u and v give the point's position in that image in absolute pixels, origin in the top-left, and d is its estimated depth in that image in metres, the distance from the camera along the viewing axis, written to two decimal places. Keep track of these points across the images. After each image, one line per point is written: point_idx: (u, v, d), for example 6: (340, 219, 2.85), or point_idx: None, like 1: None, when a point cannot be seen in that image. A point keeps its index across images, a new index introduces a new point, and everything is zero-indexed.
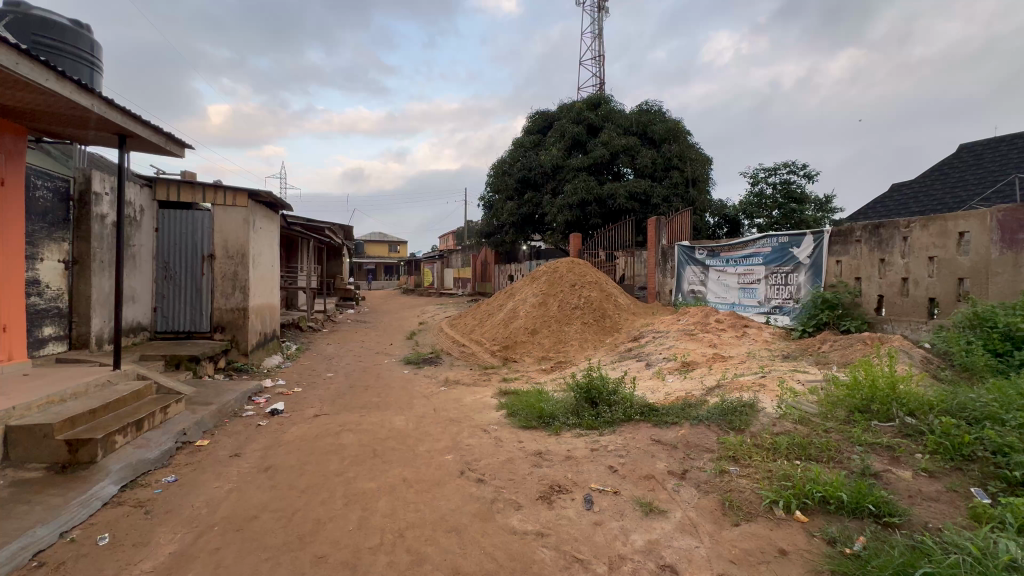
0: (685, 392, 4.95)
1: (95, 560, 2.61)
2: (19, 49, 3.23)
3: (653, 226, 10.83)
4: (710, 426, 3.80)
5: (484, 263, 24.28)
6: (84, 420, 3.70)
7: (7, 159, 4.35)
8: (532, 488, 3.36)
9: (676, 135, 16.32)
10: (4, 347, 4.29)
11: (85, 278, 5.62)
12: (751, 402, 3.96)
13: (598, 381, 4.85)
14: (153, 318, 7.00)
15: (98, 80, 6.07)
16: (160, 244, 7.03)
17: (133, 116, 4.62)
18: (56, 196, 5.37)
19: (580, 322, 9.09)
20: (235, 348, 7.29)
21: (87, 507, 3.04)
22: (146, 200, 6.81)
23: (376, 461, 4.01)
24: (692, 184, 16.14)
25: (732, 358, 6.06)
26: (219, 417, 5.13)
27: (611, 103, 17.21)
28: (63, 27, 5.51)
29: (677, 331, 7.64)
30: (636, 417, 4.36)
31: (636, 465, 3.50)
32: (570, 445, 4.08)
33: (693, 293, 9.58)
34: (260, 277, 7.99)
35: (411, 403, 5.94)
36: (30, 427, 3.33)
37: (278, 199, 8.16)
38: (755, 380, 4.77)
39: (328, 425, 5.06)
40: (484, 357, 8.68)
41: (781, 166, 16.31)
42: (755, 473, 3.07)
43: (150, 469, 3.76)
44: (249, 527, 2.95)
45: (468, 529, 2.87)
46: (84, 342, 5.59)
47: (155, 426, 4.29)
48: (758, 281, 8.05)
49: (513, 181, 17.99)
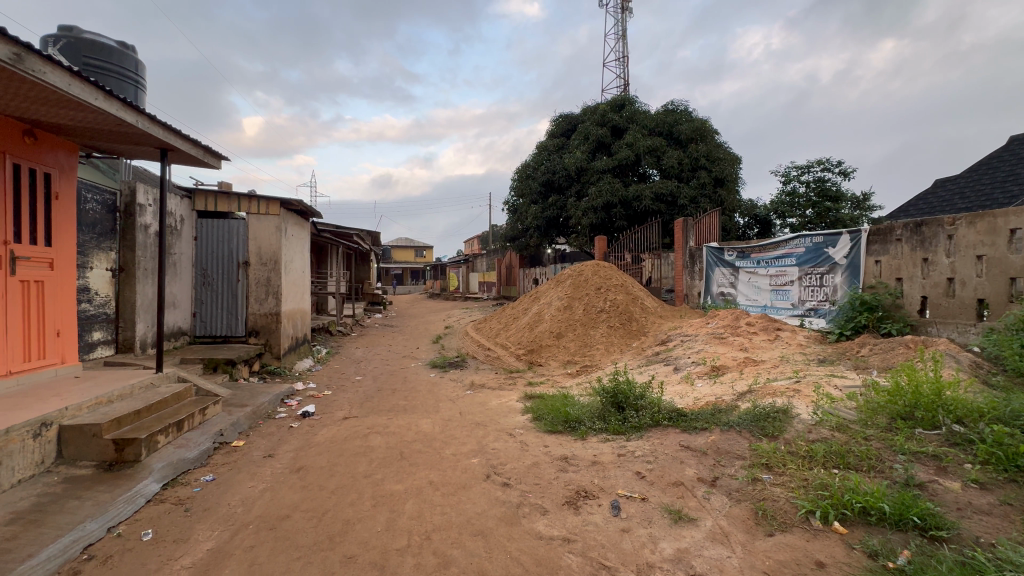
0: (715, 397, 4.82)
1: (140, 555, 2.73)
2: (72, 71, 3.44)
3: (680, 227, 10.64)
4: (741, 432, 3.69)
5: (509, 267, 24.33)
6: (129, 420, 3.88)
7: (61, 174, 4.65)
8: (558, 493, 3.34)
9: (703, 135, 16.10)
10: (58, 350, 4.54)
11: (130, 285, 5.92)
12: (784, 408, 3.84)
13: (625, 385, 4.80)
14: (192, 323, 7.30)
15: (143, 98, 6.39)
16: (199, 252, 7.34)
17: (174, 131, 4.85)
18: (105, 208, 5.68)
19: (606, 325, 9.00)
20: (268, 352, 7.52)
21: (131, 504, 3.19)
22: (186, 210, 7.14)
23: (403, 463, 4.07)
24: (720, 184, 15.81)
25: (765, 362, 5.88)
26: (254, 419, 5.32)
27: (636, 104, 17.09)
28: (110, 48, 5.84)
29: (706, 335, 7.47)
30: (665, 422, 4.29)
31: (665, 471, 3.44)
32: (596, 450, 4.04)
33: (722, 296, 9.34)
34: (292, 283, 8.23)
35: (438, 406, 6.00)
36: (81, 426, 3.52)
37: (309, 207, 8.42)
38: (789, 385, 4.61)
39: (357, 427, 5.18)
40: (510, 361, 8.68)
41: (814, 163, 15.83)
42: (790, 481, 2.96)
43: (190, 468, 3.92)
44: (281, 527, 3.03)
45: (494, 532, 2.88)
46: (129, 346, 5.89)
47: (194, 427, 4.47)
48: (791, 282, 7.79)
49: (537, 184, 18.03)
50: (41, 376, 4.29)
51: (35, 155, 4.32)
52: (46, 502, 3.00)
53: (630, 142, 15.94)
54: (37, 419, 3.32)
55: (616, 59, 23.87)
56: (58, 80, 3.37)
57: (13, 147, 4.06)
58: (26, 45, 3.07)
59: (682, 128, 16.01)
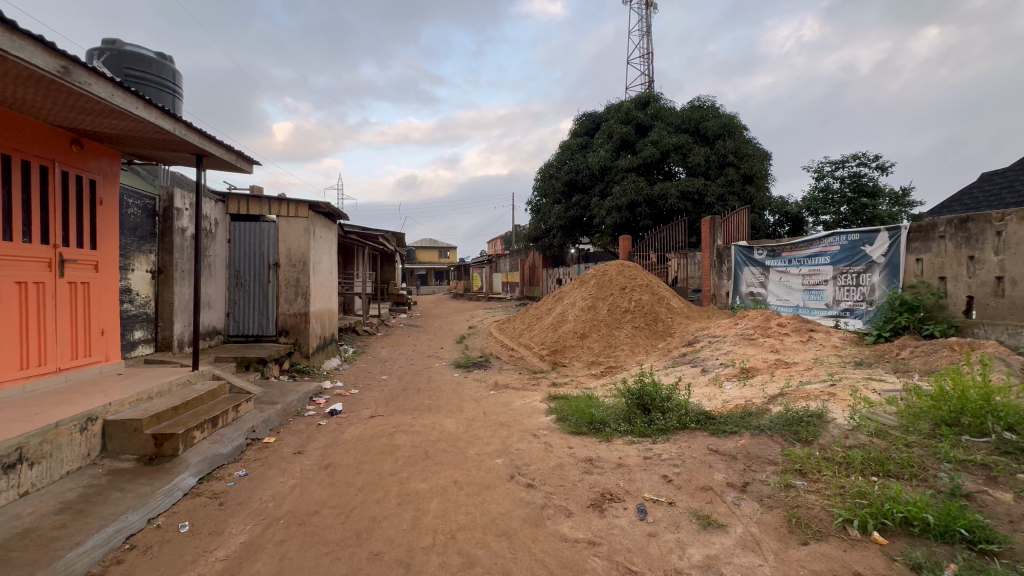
0: (744, 400, 4.69)
1: (177, 546, 2.84)
2: (114, 81, 3.59)
3: (708, 226, 10.42)
4: (773, 436, 3.58)
5: (532, 267, 24.30)
6: (167, 416, 4.03)
7: (105, 180, 4.87)
8: (583, 495, 3.30)
9: (731, 131, 15.70)
10: (102, 348, 4.76)
11: (168, 286, 6.17)
12: (819, 412, 3.70)
13: (651, 387, 4.72)
14: (226, 322, 7.55)
15: (179, 106, 6.64)
16: (232, 254, 7.58)
17: (209, 137, 5.02)
18: (145, 212, 5.93)
19: (631, 326, 8.88)
20: (297, 351, 7.72)
21: (170, 497, 3.32)
22: (220, 214, 7.40)
23: (428, 462, 4.11)
24: (749, 181, 15.39)
25: (797, 365, 5.69)
26: (285, 416, 5.46)
27: (661, 102, 16.82)
28: (149, 59, 6.09)
29: (735, 336, 7.28)
30: (692, 425, 4.20)
31: (693, 475, 3.36)
32: (622, 452, 3.98)
33: (752, 296, 9.09)
34: (320, 284, 8.42)
35: (462, 406, 6.04)
36: (123, 422, 3.67)
37: (336, 209, 8.60)
38: (824, 388, 4.44)
39: (383, 426, 5.25)
40: (533, 361, 8.66)
41: (849, 157, 15.27)
42: (825, 488, 2.85)
43: (224, 463, 4.05)
44: (311, 522, 3.10)
45: (518, 533, 2.87)
46: (168, 345, 6.14)
47: (228, 423, 4.62)
48: (826, 281, 7.52)
49: (560, 184, 17.95)
50: (86, 373, 4.52)
51: (81, 163, 4.54)
52: (91, 493, 3.14)
53: (656, 140, 15.68)
54: (84, 414, 3.48)
55: (641, 56, 23.60)
56: (102, 90, 3.52)
57: (60, 155, 4.27)
58: (73, 58, 3.23)
59: (709, 124, 15.66)
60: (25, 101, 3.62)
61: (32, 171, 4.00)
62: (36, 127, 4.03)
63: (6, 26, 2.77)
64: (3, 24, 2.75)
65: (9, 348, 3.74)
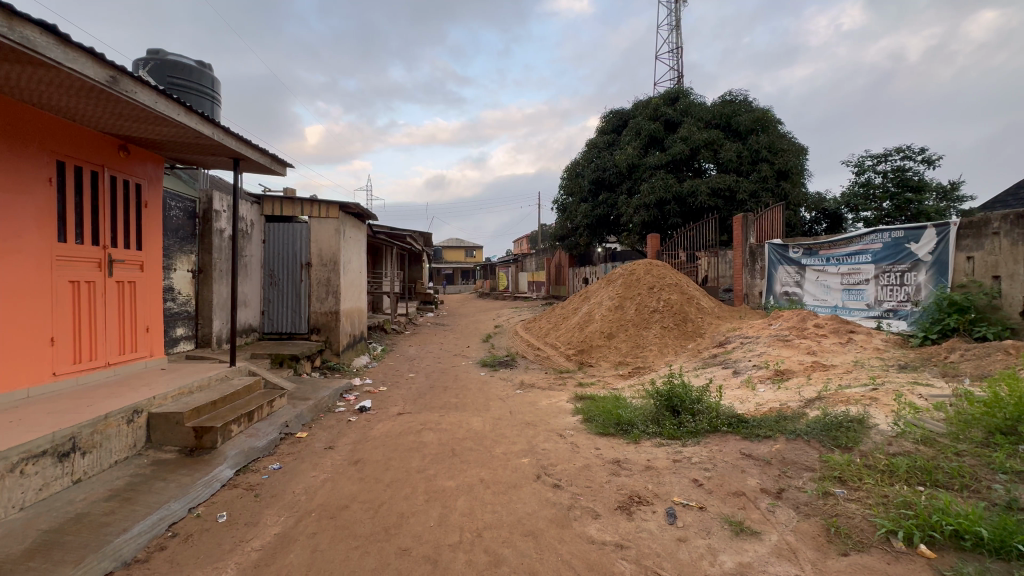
0: (779, 403, 4.53)
1: (216, 536, 2.95)
2: (158, 89, 3.76)
3: (740, 224, 10.13)
4: (810, 442, 3.45)
5: (558, 267, 24.19)
6: (206, 409, 4.21)
7: (149, 184, 5.10)
8: (610, 497, 3.26)
9: (765, 125, 15.23)
10: (147, 344, 5.00)
11: (207, 285, 6.43)
12: (860, 417, 3.54)
13: (681, 389, 4.61)
14: (261, 320, 7.81)
15: (218, 112, 6.90)
16: (267, 254, 7.84)
17: (245, 141, 5.20)
18: (186, 214, 6.19)
19: (659, 326, 8.72)
20: (328, 348, 7.91)
21: (209, 487, 3.46)
22: (256, 215, 7.66)
23: (455, 460, 4.14)
24: (784, 176, 14.86)
25: (835, 367, 5.45)
26: (316, 412, 5.62)
27: (690, 98, 16.49)
28: (190, 68, 6.35)
29: (768, 337, 7.05)
30: (723, 429, 4.09)
31: (724, 479, 3.27)
32: (650, 454, 3.92)
33: (787, 296, 8.80)
34: (349, 283, 8.60)
35: (488, 405, 6.05)
36: (167, 414, 3.85)
37: (365, 209, 8.77)
38: (865, 392, 4.24)
39: (411, 423, 5.33)
40: (559, 361, 8.62)
41: (893, 151, 14.57)
42: (866, 497, 2.72)
43: (259, 456, 4.20)
44: (341, 516, 3.17)
45: (545, 534, 2.86)
46: (207, 341, 6.41)
47: (263, 418, 4.78)
48: (866, 281, 7.21)
49: (587, 182, 17.80)
50: (133, 367, 4.75)
51: (128, 168, 4.77)
52: (137, 481, 3.30)
53: (685, 136, 15.34)
54: (131, 407, 3.67)
55: (670, 51, 23.22)
56: (147, 98, 3.68)
57: (109, 161, 4.51)
58: (121, 68, 3.39)
59: (741, 118, 15.22)
60: (77, 110, 3.83)
61: (84, 176, 4.23)
62: (87, 135, 4.25)
63: (60, 39, 2.93)
64: (57, 37, 2.91)
65: (64, 343, 3.96)
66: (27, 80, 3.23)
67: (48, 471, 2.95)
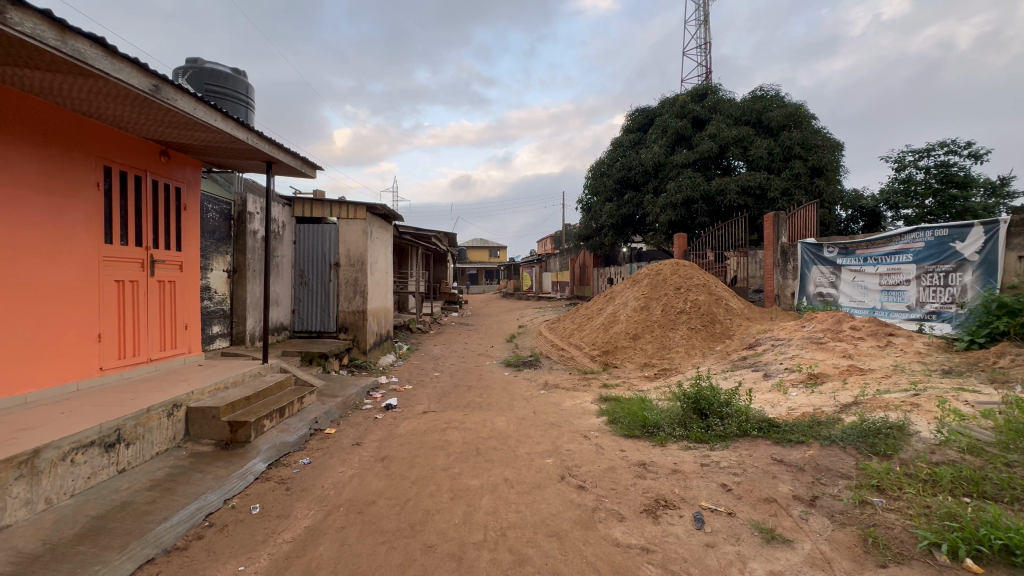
0: (812, 408, 4.37)
1: (251, 526, 3.05)
2: (196, 96, 3.91)
3: (771, 222, 9.84)
4: (846, 449, 3.33)
5: (583, 267, 24.04)
6: (241, 404, 4.36)
7: (188, 188, 5.32)
8: (636, 500, 3.22)
9: (798, 121, 14.75)
10: (186, 341, 5.21)
11: (242, 284, 6.67)
12: (900, 424, 3.39)
13: (709, 391, 4.51)
14: (292, 318, 8.04)
15: (252, 117, 7.14)
16: (297, 255, 8.06)
17: (278, 145, 5.36)
18: (222, 216, 6.42)
19: (687, 327, 8.55)
20: (356, 347, 8.07)
21: (243, 480, 3.59)
22: (287, 217, 7.89)
23: (479, 459, 4.17)
24: (819, 173, 14.34)
25: (873, 372, 5.24)
26: (344, 409, 5.75)
27: (719, 94, 16.16)
28: (225, 75, 6.58)
29: (801, 339, 6.83)
30: (753, 433, 3.99)
31: (754, 485, 3.19)
32: (677, 457, 3.85)
33: (821, 297, 8.50)
34: (376, 283, 8.75)
35: (512, 405, 6.06)
36: (203, 408, 4.00)
37: (392, 210, 8.91)
38: (905, 398, 4.06)
39: (435, 421, 5.38)
40: (584, 361, 8.57)
41: (936, 145, 13.90)
42: (907, 508, 2.61)
43: (290, 451, 4.33)
44: (368, 511, 3.23)
45: (569, 535, 2.85)
46: (241, 339, 6.65)
47: (294, 414, 4.92)
48: (907, 281, 6.89)
49: (612, 181, 17.60)
50: (173, 363, 4.96)
51: (168, 172, 4.98)
52: (177, 472, 3.44)
53: (713, 133, 15.02)
54: (171, 401, 3.83)
55: (698, 46, 22.78)
56: (186, 105, 3.84)
57: (150, 165, 4.71)
58: (162, 77, 3.54)
59: (773, 114, 14.80)
60: (121, 118, 4.02)
61: (128, 181, 4.43)
62: (131, 141, 4.46)
63: (107, 51, 3.08)
64: (104, 49, 3.06)
65: (110, 339, 4.17)
66: (77, 89, 3.41)
67: (96, 460, 3.10)
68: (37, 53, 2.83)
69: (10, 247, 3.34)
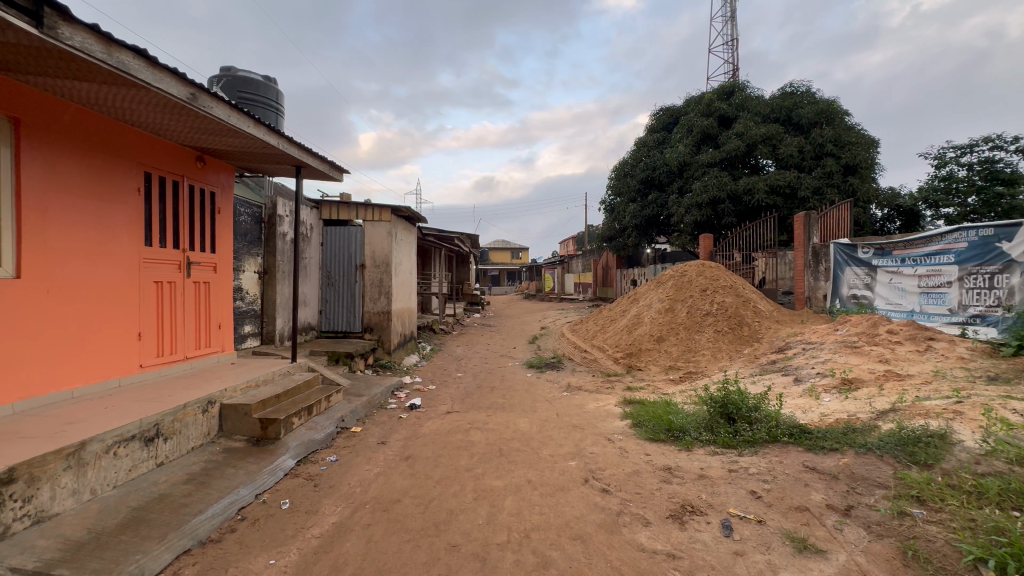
0: (847, 415, 4.21)
1: (281, 521, 3.14)
2: (230, 104, 4.04)
3: (802, 222, 9.57)
4: (883, 457, 3.21)
5: (606, 268, 23.84)
6: (271, 402, 4.48)
7: (222, 192, 5.50)
8: (661, 505, 3.17)
9: (830, 117, 14.30)
10: (220, 340, 5.40)
11: (272, 285, 6.86)
12: (942, 432, 3.23)
13: (737, 396, 4.41)
14: (319, 319, 8.22)
15: (282, 123, 7.35)
16: (325, 256, 8.24)
17: (307, 150, 5.50)
18: (253, 219, 6.62)
19: (713, 330, 8.38)
20: (381, 347, 8.20)
21: (273, 476, 3.70)
22: (315, 219, 8.07)
23: (502, 460, 4.18)
24: (852, 171, 13.86)
25: (912, 378, 5.02)
26: (370, 408, 5.85)
27: (746, 91, 15.82)
28: (256, 82, 6.78)
29: (834, 343, 6.60)
30: (784, 439, 3.87)
31: (785, 493, 3.11)
32: (704, 463, 3.78)
33: (855, 299, 8.22)
34: (400, 284, 8.88)
35: (534, 407, 6.05)
36: (235, 405, 4.13)
37: (416, 212, 9.03)
38: (947, 405, 3.88)
39: (459, 422, 5.43)
40: (607, 364, 8.49)
41: (980, 140, 13.24)
42: (950, 520, 2.48)
43: (318, 448, 4.44)
44: (393, 510, 3.28)
45: (593, 538, 2.83)
46: (271, 338, 6.85)
47: (321, 412, 5.03)
48: (949, 283, 6.60)
49: (635, 181, 17.40)
50: (207, 361, 5.14)
51: (203, 177, 5.17)
52: (211, 467, 3.56)
53: (741, 132, 14.69)
54: (205, 398, 3.96)
55: (725, 44, 22.36)
56: (222, 112, 3.98)
57: (187, 170, 4.90)
58: (199, 86, 3.67)
59: (803, 111, 14.39)
60: (161, 126, 4.20)
61: (167, 186, 4.62)
62: (169, 148, 4.64)
63: (149, 62, 3.22)
64: (146, 60, 3.21)
65: (149, 338, 4.35)
66: (121, 99, 3.58)
67: (137, 454, 3.24)
68: (86, 66, 2.99)
69: (59, 249, 3.50)
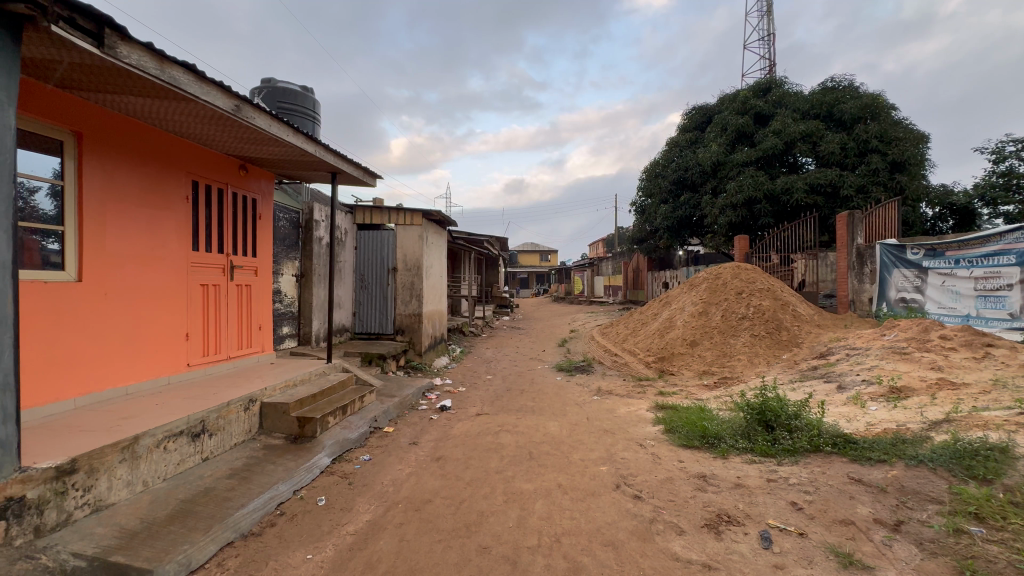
0: (895, 425, 4.00)
1: (316, 518, 3.23)
2: (271, 114, 4.20)
3: (845, 222, 9.16)
4: (936, 471, 3.02)
5: (636, 270, 23.49)
6: (308, 401, 4.62)
7: (262, 199, 5.73)
8: (696, 513, 3.09)
9: (875, 112, 13.65)
10: (260, 341, 5.61)
11: (309, 288, 7.09)
12: (1004, 446, 3.02)
13: (775, 403, 4.25)
14: (353, 320, 8.43)
15: (318, 131, 7.59)
16: (358, 260, 8.45)
17: (342, 156, 5.67)
18: (291, 224, 6.85)
19: (749, 334, 8.11)
20: (412, 348, 8.34)
21: (310, 473, 3.82)
22: (349, 224, 8.28)
23: (532, 463, 4.18)
24: (900, 168, 13.17)
25: (967, 386, 4.72)
26: (401, 408, 5.95)
27: (784, 87, 15.29)
28: (294, 92, 7.03)
29: (880, 349, 6.28)
30: (827, 449, 3.71)
31: (829, 505, 2.97)
32: (740, 471, 3.66)
33: (904, 303, 7.80)
34: (431, 286, 9.01)
35: (565, 410, 6.01)
36: (275, 404, 4.28)
37: (446, 216, 9.15)
38: (1008, 416, 3.63)
39: (488, 424, 5.45)
40: (639, 368, 8.35)
41: None
42: (1013, 540, 2.31)
43: (352, 447, 4.55)
44: (425, 509, 3.32)
45: (625, 545, 2.79)
46: (308, 339, 7.07)
47: (355, 411, 5.16)
48: (1010, 286, 6.18)
49: (667, 182, 17.11)
50: (249, 361, 5.35)
51: (245, 184, 5.40)
52: (252, 463, 3.70)
53: (778, 129, 14.21)
54: (247, 396, 4.12)
55: (760, 39, 21.72)
56: (263, 122, 4.15)
57: (230, 178, 5.13)
58: (243, 97, 3.84)
59: (846, 106, 13.78)
60: (208, 136, 4.42)
61: (212, 193, 4.85)
62: (214, 157, 4.87)
63: (197, 76, 3.39)
64: (195, 74, 3.38)
65: (195, 338, 4.57)
66: (173, 112, 3.78)
67: (184, 449, 3.40)
68: (141, 81, 3.18)
69: (117, 255, 3.74)
